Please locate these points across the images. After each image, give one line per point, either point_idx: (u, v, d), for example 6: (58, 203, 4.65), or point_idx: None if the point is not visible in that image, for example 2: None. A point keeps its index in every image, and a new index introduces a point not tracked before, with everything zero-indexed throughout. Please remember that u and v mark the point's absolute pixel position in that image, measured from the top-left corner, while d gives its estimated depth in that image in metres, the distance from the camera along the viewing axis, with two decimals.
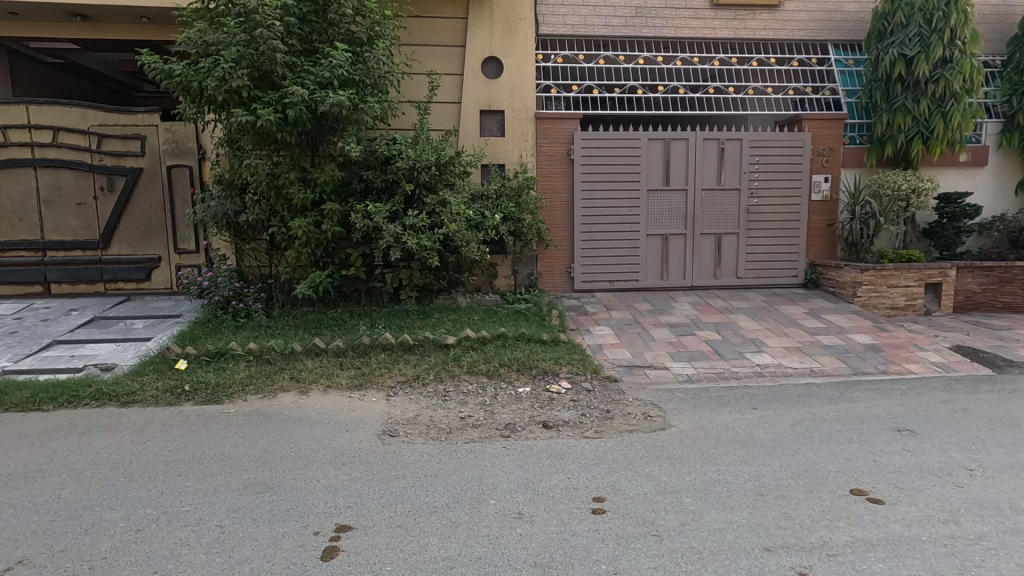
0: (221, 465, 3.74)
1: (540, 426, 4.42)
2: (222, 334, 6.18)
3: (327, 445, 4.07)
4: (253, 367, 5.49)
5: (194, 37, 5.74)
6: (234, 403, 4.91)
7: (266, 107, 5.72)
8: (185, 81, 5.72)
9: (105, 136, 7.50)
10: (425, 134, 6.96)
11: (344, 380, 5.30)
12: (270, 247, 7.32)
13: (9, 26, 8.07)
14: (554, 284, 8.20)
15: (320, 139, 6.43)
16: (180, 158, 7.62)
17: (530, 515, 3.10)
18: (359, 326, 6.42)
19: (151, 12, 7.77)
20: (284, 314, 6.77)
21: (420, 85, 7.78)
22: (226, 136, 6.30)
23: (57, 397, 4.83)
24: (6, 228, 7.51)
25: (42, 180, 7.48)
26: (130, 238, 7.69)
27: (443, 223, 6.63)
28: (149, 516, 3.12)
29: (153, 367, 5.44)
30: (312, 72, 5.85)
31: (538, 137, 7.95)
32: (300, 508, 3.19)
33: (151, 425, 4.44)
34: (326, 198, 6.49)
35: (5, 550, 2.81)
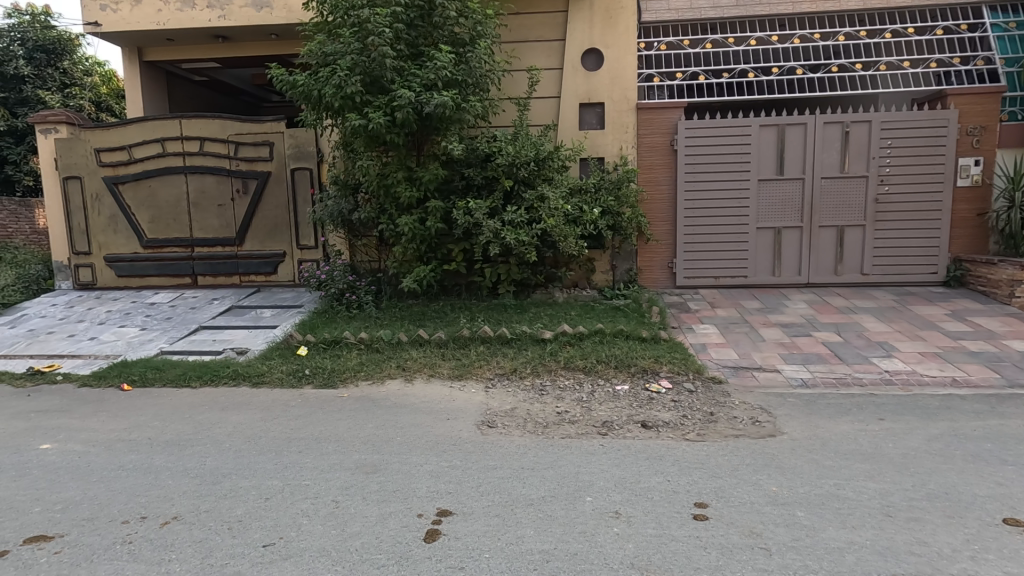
0: (335, 445, 4.06)
1: (638, 426, 4.32)
2: (337, 324, 6.68)
3: (429, 433, 4.26)
4: (364, 355, 5.90)
5: (314, 49, 6.22)
6: (347, 387, 5.30)
7: (376, 110, 6.06)
8: (307, 90, 6.20)
9: (240, 144, 8.38)
10: (524, 129, 7.02)
11: (446, 370, 5.52)
12: (379, 243, 7.80)
13: (167, 51, 9.26)
14: (654, 280, 7.96)
15: (424, 139, 6.71)
16: (302, 161, 8.31)
17: (627, 516, 3.04)
18: (460, 319, 6.65)
19: (278, 28, 8.54)
20: (391, 306, 7.19)
21: (520, 82, 7.85)
22: (342, 139, 6.76)
23: (202, 375, 5.50)
24: (163, 228, 8.63)
25: (191, 185, 8.51)
26: (260, 236, 8.53)
27: (542, 218, 6.69)
28: (275, 486, 3.46)
29: (279, 352, 6.03)
30: (419, 75, 6.12)
31: (639, 128, 7.73)
32: (405, 491, 3.37)
33: (277, 404, 4.92)
34: (430, 196, 6.75)
35: (164, 506, 3.25)
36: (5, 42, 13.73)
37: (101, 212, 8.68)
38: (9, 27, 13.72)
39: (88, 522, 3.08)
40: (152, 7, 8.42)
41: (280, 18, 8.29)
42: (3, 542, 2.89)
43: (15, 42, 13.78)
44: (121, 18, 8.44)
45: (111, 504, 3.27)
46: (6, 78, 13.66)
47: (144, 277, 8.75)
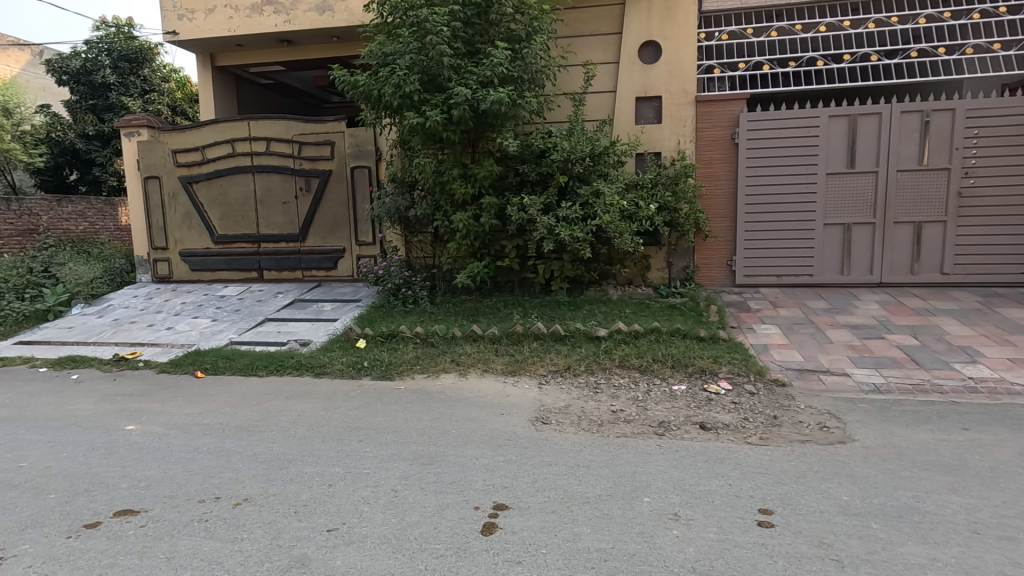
0: (393, 435, 4.17)
1: (696, 427, 4.21)
2: (394, 318, 6.85)
3: (484, 427, 4.30)
4: (420, 349, 6.02)
5: (375, 50, 6.38)
6: (404, 379, 5.42)
7: (433, 108, 6.15)
8: (367, 90, 6.36)
9: (304, 144, 8.71)
10: (580, 125, 6.96)
11: (499, 366, 5.57)
12: (434, 239, 7.93)
13: (236, 57, 9.73)
14: (712, 278, 7.72)
15: (479, 136, 6.76)
16: (361, 160, 8.55)
17: (687, 518, 2.96)
18: (513, 315, 6.68)
19: (340, 31, 8.81)
20: (445, 302, 7.30)
21: (576, 77, 7.77)
22: (400, 138, 6.91)
23: (268, 365, 5.78)
24: (232, 224, 9.09)
25: (258, 183, 8.92)
26: (321, 232, 8.84)
27: (597, 214, 6.63)
28: (338, 473, 3.58)
29: (339, 344, 6.24)
30: (475, 72, 6.17)
31: (698, 122, 7.51)
32: (462, 483, 3.42)
33: (338, 394, 5.10)
34: (484, 192, 6.79)
35: (236, 487, 3.43)
36: (95, 53, 14.90)
37: (177, 210, 9.23)
38: (98, 39, 14.87)
39: (169, 500, 3.28)
40: (224, 15, 8.90)
41: (341, 21, 8.55)
42: (95, 514, 3.13)
43: (103, 53, 14.95)
44: (196, 26, 8.97)
45: (189, 484, 3.47)
46: (96, 87, 14.93)
47: (215, 271, 9.25)
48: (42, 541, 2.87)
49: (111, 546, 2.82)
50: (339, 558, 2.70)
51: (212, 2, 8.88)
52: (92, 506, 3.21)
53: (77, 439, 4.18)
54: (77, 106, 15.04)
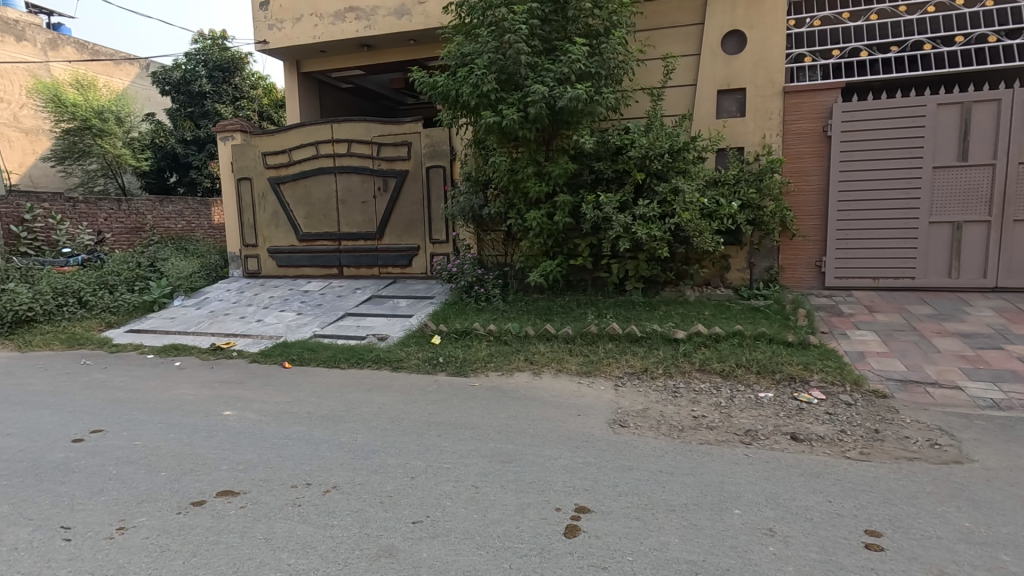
0: (471, 432, 4.20)
1: (787, 438, 3.97)
2: (467, 315, 6.93)
3: (561, 428, 4.25)
4: (493, 347, 6.06)
5: (452, 50, 6.47)
6: (479, 376, 5.48)
7: (510, 107, 6.15)
8: (445, 90, 6.45)
9: (382, 145, 9.01)
10: (658, 120, 6.77)
11: (573, 366, 5.50)
12: (507, 237, 7.96)
13: (320, 63, 10.21)
14: (798, 280, 7.28)
15: (554, 134, 6.71)
16: (436, 159, 8.74)
17: (783, 535, 2.79)
18: (587, 314, 6.61)
19: (417, 33, 9.02)
20: (517, 300, 7.31)
21: (654, 71, 7.57)
22: (476, 137, 6.98)
23: (350, 358, 6.01)
24: (315, 222, 9.53)
25: (339, 183, 9.31)
26: (398, 230, 9.11)
27: (675, 212, 6.44)
28: (420, 467, 3.65)
29: (415, 340, 6.40)
30: (552, 69, 6.13)
31: (785, 114, 7.11)
32: (542, 483, 3.40)
33: (415, 389, 5.22)
34: (559, 190, 6.73)
35: (324, 475, 3.57)
36: (193, 64, 16.06)
37: (266, 209, 9.79)
38: (196, 51, 16.00)
39: (265, 483, 3.46)
40: (310, 23, 9.36)
41: (419, 24, 8.77)
42: (200, 493, 3.35)
43: (200, 64, 16.07)
44: (285, 35, 9.49)
45: (282, 469, 3.65)
46: (193, 96, 16.11)
47: (298, 267, 9.74)
48: (156, 515, 3.09)
49: (216, 524, 2.99)
50: (425, 551, 2.73)
51: (299, 12, 9.37)
52: (198, 485, 3.44)
53: (182, 422, 4.51)
54: (177, 114, 16.33)
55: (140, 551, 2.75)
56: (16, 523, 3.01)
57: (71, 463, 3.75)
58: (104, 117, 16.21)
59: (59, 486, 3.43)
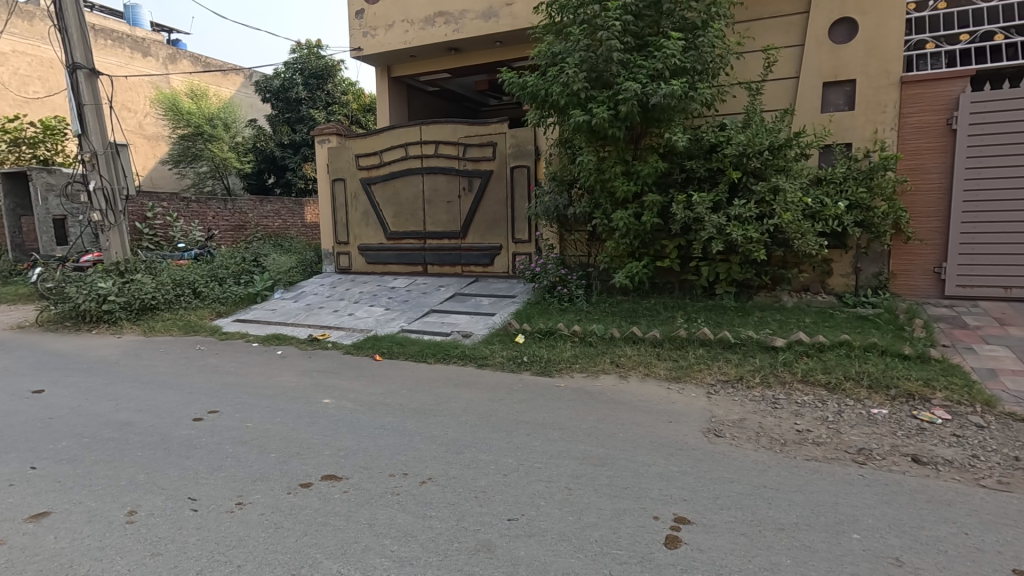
0: (560, 432, 4.17)
1: (907, 459, 3.63)
2: (551, 315, 6.92)
3: (652, 433, 4.12)
4: (578, 348, 6.00)
5: (543, 50, 6.47)
6: (564, 377, 5.43)
7: (600, 105, 6.06)
8: (535, 90, 6.45)
9: (468, 146, 9.20)
10: (757, 116, 6.43)
11: (662, 370, 5.34)
12: (590, 237, 7.88)
13: (410, 67, 10.57)
14: (912, 287, 6.68)
15: (643, 132, 6.53)
16: (521, 159, 8.83)
17: (913, 566, 2.54)
18: (675, 318, 6.40)
19: (503, 35, 9.12)
20: (601, 301, 7.20)
21: (753, 64, 7.22)
22: (563, 136, 6.93)
23: (436, 353, 6.17)
24: (402, 221, 9.87)
25: (426, 184, 9.60)
26: (481, 230, 9.27)
27: (775, 212, 6.12)
28: (511, 464, 3.66)
29: (499, 338, 6.46)
30: (645, 65, 5.99)
31: (902, 106, 6.53)
32: (637, 489, 3.30)
33: (501, 386, 5.25)
34: (648, 190, 6.55)
35: (420, 466, 3.66)
36: (291, 72, 17.07)
37: (358, 208, 10.26)
38: (294, 60, 17.02)
39: (366, 470, 3.61)
40: (401, 30, 9.71)
41: (506, 25, 8.87)
42: (308, 475, 3.53)
43: (297, 72, 17.06)
44: (378, 41, 9.91)
45: (380, 458, 3.79)
46: (291, 102, 17.17)
47: (386, 265, 10.12)
48: (269, 493, 3.30)
49: (323, 506, 3.15)
50: (522, 549, 2.73)
51: (392, 19, 9.75)
52: (304, 468, 3.64)
53: (287, 407, 4.80)
54: (277, 119, 17.48)
55: (257, 526, 2.94)
56: (150, 492, 3.30)
57: (194, 440, 4.09)
58: (214, 124, 17.74)
59: (185, 460, 3.74)
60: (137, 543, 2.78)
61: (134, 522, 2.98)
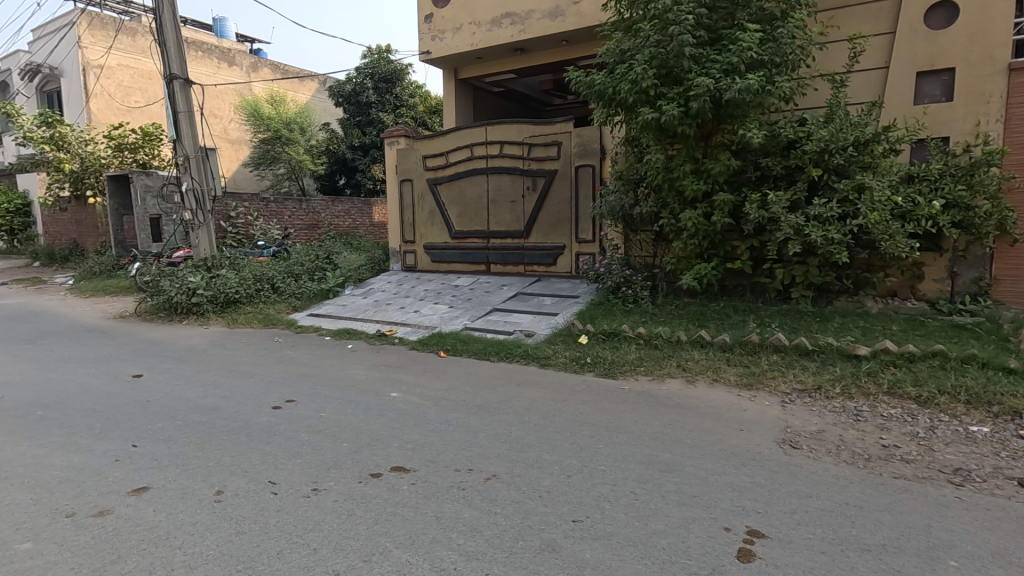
0: (625, 436, 4.09)
1: (1013, 483, 3.30)
2: (615, 316, 6.82)
3: (721, 441, 3.97)
4: (643, 350, 5.87)
5: (612, 47, 6.38)
6: (628, 379, 5.32)
7: (670, 102, 5.90)
8: (602, 88, 6.38)
9: (533, 145, 9.24)
10: (841, 109, 6.07)
11: (732, 376, 5.14)
12: (657, 238, 7.71)
13: (477, 69, 10.72)
14: (1019, 295, 6.04)
15: (715, 129, 6.30)
16: (586, 159, 8.78)
17: None
18: (746, 322, 6.16)
19: (570, 34, 9.06)
20: (667, 303, 7.01)
21: (837, 55, 6.83)
22: (630, 134, 6.81)
23: (499, 351, 6.22)
24: (467, 221, 10.03)
25: (491, 184, 9.71)
26: (544, 229, 9.27)
27: (859, 212, 5.77)
28: (575, 466, 3.64)
29: (562, 338, 6.43)
30: (718, 60, 5.81)
31: (1010, 95, 5.95)
32: (707, 498, 3.19)
33: (564, 387, 5.22)
34: (719, 188, 6.32)
35: (485, 463, 3.70)
36: (362, 76, 17.71)
37: (424, 208, 10.51)
38: (365, 65, 17.66)
39: (432, 464, 3.69)
40: (468, 32, 9.86)
41: (573, 24, 8.81)
42: (378, 466, 3.66)
43: (368, 76, 17.67)
44: (446, 44, 10.11)
45: (446, 453, 3.86)
46: (362, 106, 17.83)
47: (450, 264, 10.30)
48: (342, 482, 3.44)
49: (392, 497, 3.25)
50: (587, 552, 2.70)
51: (460, 22, 9.92)
52: (374, 459, 3.76)
53: (357, 399, 4.99)
54: (348, 123, 18.22)
55: (332, 512, 3.07)
56: (235, 474, 3.52)
57: (273, 427, 4.33)
58: (291, 128, 18.65)
59: (265, 445, 3.97)
60: (225, 521, 2.98)
61: (221, 501, 3.19)
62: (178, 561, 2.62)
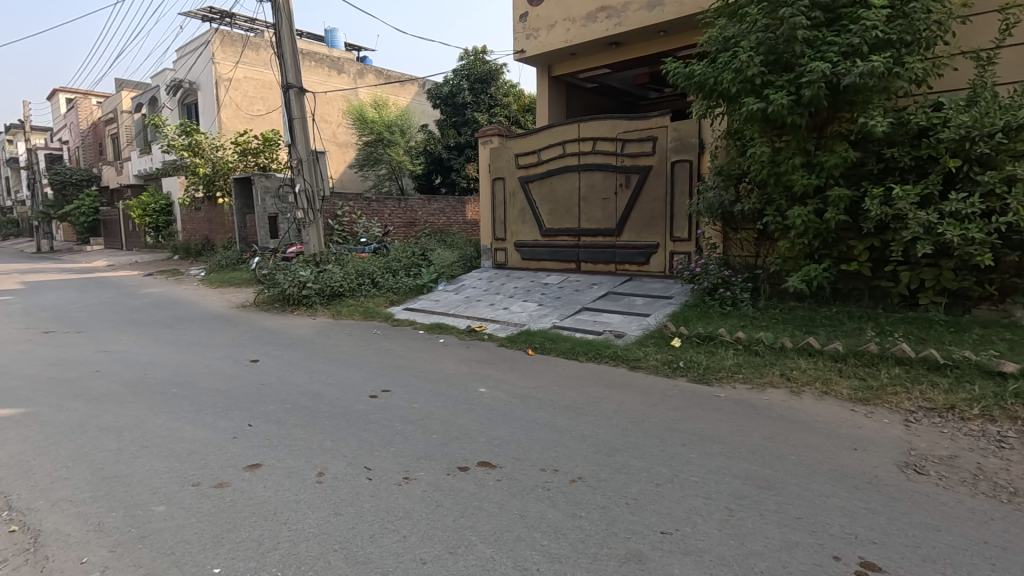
0: (720, 446, 3.87)
1: None
2: (711, 319, 6.48)
3: (831, 460, 3.63)
4: (742, 356, 5.53)
5: (714, 35, 6.05)
6: (724, 387, 5.02)
7: (778, 90, 5.49)
8: (703, 79, 6.06)
9: (628, 141, 9.02)
10: (987, 91, 5.34)
11: (844, 389, 4.69)
12: (760, 236, 7.23)
13: (570, 66, 10.65)
14: None
15: (830, 118, 5.78)
16: (683, 154, 8.44)
17: None
18: (863, 330, 5.60)
19: (668, 24, 8.72)
20: (770, 307, 6.55)
21: (985, 29, 6.00)
22: (732, 127, 6.43)
23: (587, 352, 6.13)
24: (558, 218, 9.99)
25: (583, 181, 9.60)
26: (637, 227, 9.03)
27: (1008, 208, 5.04)
28: (665, 475, 3.49)
29: (654, 340, 6.22)
30: (836, 42, 5.32)
31: None
32: (813, 522, 2.92)
33: (654, 391, 5.04)
34: (834, 182, 5.77)
35: (570, 464, 3.66)
36: (459, 78, 18.23)
37: (516, 206, 10.61)
38: (462, 67, 18.16)
39: (518, 462, 3.70)
40: (562, 28, 9.80)
41: (671, 14, 8.47)
42: (465, 460, 3.73)
43: (464, 78, 18.16)
44: (540, 43, 10.13)
45: (531, 451, 3.86)
46: (458, 107, 18.36)
47: (540, 261, 10.31)
48: (431, 472, 3.55)
49: (478, 491, 3.30)
50: (676, 566, 2.58)
51: (554, 19, 9.89)
52: (462, 452, 3.85)
53: (448, 392, 5.14)
54: (445, 123, 18.85)
55: (420, 501, 3.17)
56: (335, 458, 3.75)
57: (370, 415, 4.57)
58: (392, 130, 19.63)
59: (362, 432, 4.19)
60: (326, 500, 3.19)
61: (323, 481, 3.42)
62: (284, 535, 2.83)
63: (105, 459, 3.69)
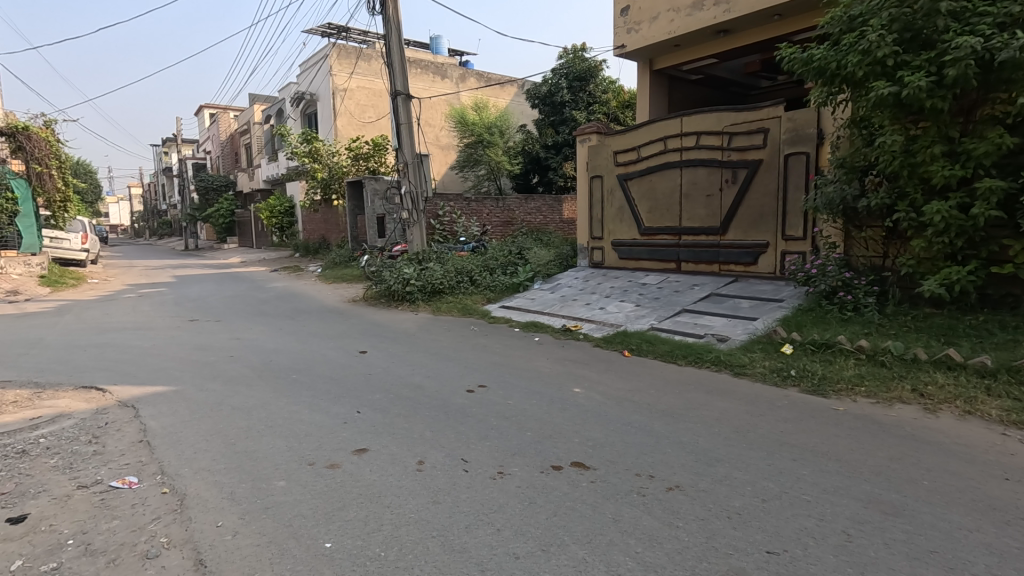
0: (837, 465, 3.54)
1: None
2: (829, 325, 5.95)
3: (974, 489, 3.20)
4: (865, 368, 5.01)
5: (837, 15, 5.56)
6: (843, 400, 4.58)
7: (915, 72, 4.93)
8: (822, 64, 5.58)
9: (736, 134, 8.53)
10: None
11: (991, 409, 4.11)
12: (889, 235, 6.51)
13: (673, 58, 10.27)
14: None
15: (980, 100, 5.09)
16: (798, 146, 7.85)
17: None
18: (1019, 343, 4.88)
19: (784, 7, 8.15)
20: (899, 314, 5.88)
21: None
22: (856, 114, 5.86)
23: (688, 355, 5.88)
24: (658, 216, 9.66)
25: (685, 177, 9.20)
26: (744, 225, 8.52)
27: None
28: (772, 491, 3.25)
29: (761, 345, 5.83)
30: (989, 12, 4.75)
31: None
32: (950, 557, 2.59)
33: (761, 400, 4.73)
34: (983, 173, 5.07)
35: (667, 471, 3.54)
36: (557, 77, 18.26)
37: (614, 205, 10.41)
38: (561, 66, 18.16)
39: (613, 465, 3.63)
40: (666, 20, 9.48)
41: None
42: (559, 459, 3.73)
43: (563, 77, 18.15)
44: (641, 36, 9.86)
45: (626, 455, 3.77)
46: (557, 106, 18.39)
47: (638, 260, 10.04)
48: (525, 469, 3.59)
49: (570, 492, 3.28)
50: None
51: (657, 10, 9.59)
52: (556, 451, 3.85)
53: (542, 391, 5.16)
54: (543, 123, 18.97)
55: (514, 497, 3.22)
56: (433, 448, 3.90)
57: (467, 409, 4.71)
58: (491, 131, 19.83)
59: (459, 425, 4.34)
60: (425, 488, 3.33)
61: (422, 470, 3.58)
62: (387, 518, 3.00)
63: (237, 435, 4.13)
